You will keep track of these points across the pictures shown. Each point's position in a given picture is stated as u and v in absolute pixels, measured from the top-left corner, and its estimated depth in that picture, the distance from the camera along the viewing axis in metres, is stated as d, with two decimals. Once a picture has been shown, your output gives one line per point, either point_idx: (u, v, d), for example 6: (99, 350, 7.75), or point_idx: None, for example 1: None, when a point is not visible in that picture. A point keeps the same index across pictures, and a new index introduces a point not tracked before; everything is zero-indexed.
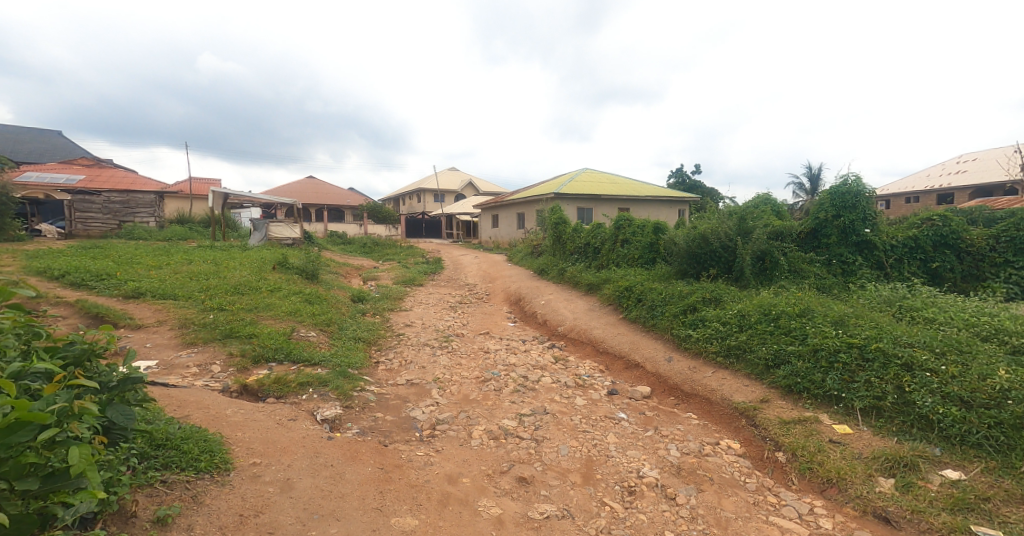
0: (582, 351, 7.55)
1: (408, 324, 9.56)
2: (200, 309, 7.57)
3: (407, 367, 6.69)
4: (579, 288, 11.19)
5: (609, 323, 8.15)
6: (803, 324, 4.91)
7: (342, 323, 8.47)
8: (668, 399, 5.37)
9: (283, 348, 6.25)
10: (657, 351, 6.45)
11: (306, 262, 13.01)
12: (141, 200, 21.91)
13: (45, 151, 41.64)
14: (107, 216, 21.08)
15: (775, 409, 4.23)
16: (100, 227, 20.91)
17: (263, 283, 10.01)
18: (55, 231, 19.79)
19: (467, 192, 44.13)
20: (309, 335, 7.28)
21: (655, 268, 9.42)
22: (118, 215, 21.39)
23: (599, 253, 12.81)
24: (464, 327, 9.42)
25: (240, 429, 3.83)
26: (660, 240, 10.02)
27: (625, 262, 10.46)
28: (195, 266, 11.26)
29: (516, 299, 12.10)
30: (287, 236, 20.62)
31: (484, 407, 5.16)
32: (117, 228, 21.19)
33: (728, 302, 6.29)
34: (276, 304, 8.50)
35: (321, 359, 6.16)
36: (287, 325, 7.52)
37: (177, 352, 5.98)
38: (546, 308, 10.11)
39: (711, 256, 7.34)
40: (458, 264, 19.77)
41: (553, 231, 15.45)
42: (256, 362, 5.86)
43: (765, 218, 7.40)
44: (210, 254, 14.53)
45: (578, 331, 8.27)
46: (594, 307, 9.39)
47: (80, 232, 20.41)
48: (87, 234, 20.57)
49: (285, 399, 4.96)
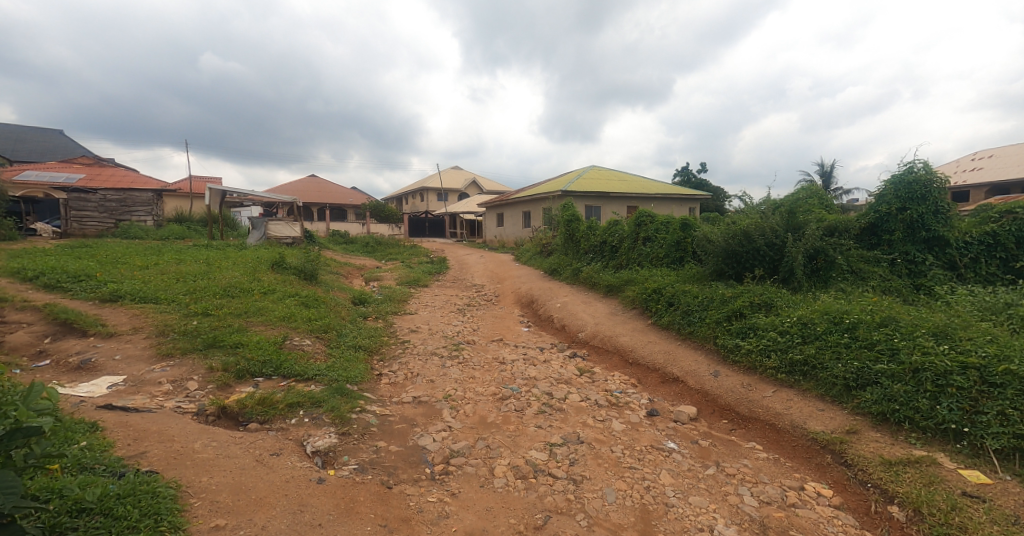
0: (609, 362, 6.77)
1: (414, 329, 8.76)
2: (183, 314, 6.79)
3: (414, 382, 5.91)
4: (597, 290, 10.39)
5: (636, 331, 7.36)
6: (890, 336, 4.10)
7: (341, 330, 7.70)
8: (721, 423, 4.58)
9: (272, 359, 5.48)
10: (699, 364, 5.65)
11: (304, 261, 12.26)
12: (139, 197, 21.18)
13: (45, 149, 41.17)
14: (103, 214, 20.45)
15: (870, 443, 3.43)
16: (95, 226, 20.25)
17: (256, 284, 9.23)
18: (49, 229, 19.15)
19: (471, 191, 43.42)
20: (304, 344, 6.50)
21: (684, 268, 8.62)
22: (114, 213, 20.73)
23: (616, 252, 11.99)
24: (475, 333, 8.64)
25: (207, 472, 3.05)
26: (688, 237, 9.19)
27: (647, 263, 9.65)
28: (184, 267, 10.51)
29: (528, 302, 11.31)
30: (287, 236, 19.90)
31: (506, 434, 4.38)
32: (113, 227, 20.50)
33: (781, 308, 5.49)
34: (268, 309, 7.72)
35: (316, 373, 5.38)
36: (279, 332, 6.75)
37: (150, 365, 5.21)
38: (563, 312, 9.31)
39: (754, 255, 6.55)
40: (464, 263, 18.97)
41: (565, 229, 14.62)
42: (241, 377, 5.09)
43: (816, 212, 6.58)
44: (205, 254, 13.80)
45: (602, 338, 7.48)
46: (618, 311, 8.58)
47: (75, 231, 19.77)
48: (82, 234, 19.91)
49: (270, 425, 4.18)
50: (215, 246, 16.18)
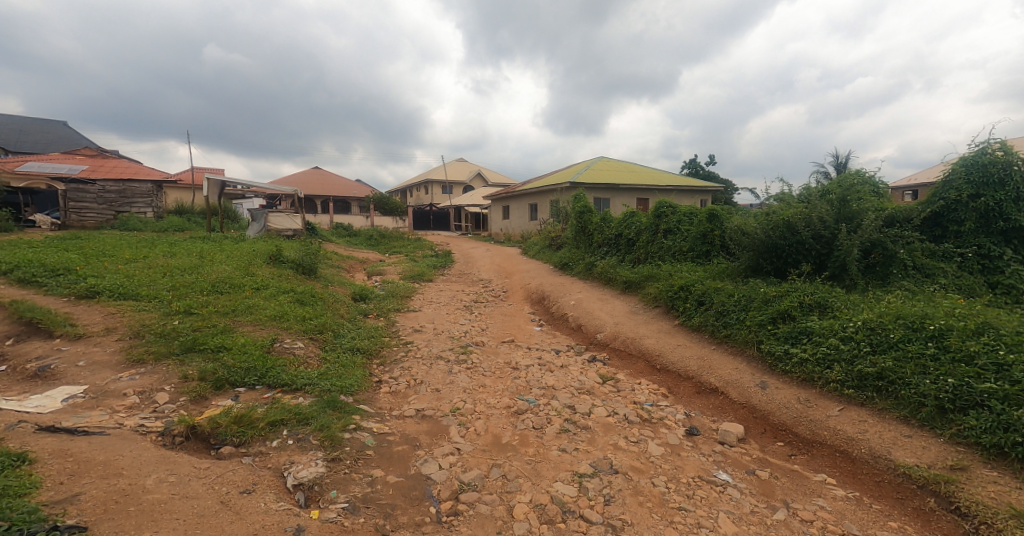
0: (633, 369, 6.12)
1: (418, 329, 8.10)
2: (164, 314, 6.15)
3: (417, 392, 5.26)
4: (614, 287, 9.68)
5: (662, 333, 6.68)
6: (993, 348, 3.45)
7: (339, 331, 7.05)
8: (777, 447, 3.90)
9: (257, 366, 4.84)
10: (740, 373, 4.97)
11: (302, 255, 11.63)
12: (139, 188, 20.62)
13: (48, 140, 40.78)
14: (102, 206, 19.94)
15: (987, 486, 2.80)
16: (94, 217, 19.74)
17: (249, 279, 8.59)
18: (47, 222, 18.67)
19: (476, 183, 42.69)
20: (296, 347, 5.87)
21: (711, 263, 7.93)
22: (113, 204, 20.21)
23: (632, 246, 11.26)
24: (484, 333, 7.99)
25: (151, 524, 2.40)
26: (716, 229, 8.44)
27: (669, 257, 8.92)
28: (175, 260, 9.89)
29: (539, 298, 10.62)
30: (286, 229, 19.18)
31: (525, 460, 3.72)
32: (112, 219, 19.97)
33: (838, 309, 4.80)
34: (259, 307, 7.07)
35: (306, 383, 4.75)
36: (268, 333, 6.10)
37: (117, 372, 4.56)
38: (579, 310, 8.62)
39: (799, 249, 5.85)
40: (470, 257, 18.28)
41: (577, 221, 13.86)
42: (219, 388, 4.43)
43: (875, 197, 5.83)
44: (200, 246, 13.19)
45: (624, 341, 6.81)
46: (639, 311, 7.89)
47: (73, 223, 19.27)
48: (81, 225, 19.40)
49: (246, 450, 3.53)
50: (214, 238, 15.58)
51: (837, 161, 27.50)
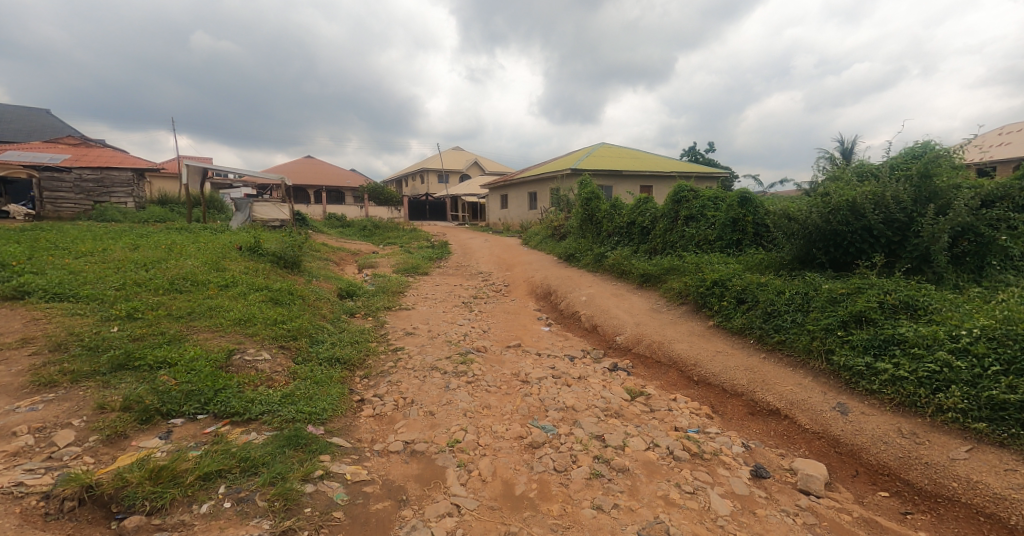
0: (665, 381, 5.16)
1: (410, 332, 7.11)
2: (101, 319, 5.09)
3: (407, 417, 4.28)
4: (630, 281, 8.73)
5: (694, 337, 5.70)
6: None
7: (317, 337, 6.04)
8: (883, 499, 2.94)
9: (201, 389, 3.80)
10: (805, 391, 3.96)
11: (283, 247, 10.58)
12: (117, 176, 19.37)
13: (29, 128, 39.20)
14: (80, 196, 18.64)
15: None
16: (71, 208, 18.51)
17: (217, 276, 7.55)
18: (21, 214, 17.50)
19: (472, 172, 41.60)
20: (261, 359, 4.83)
21: (744, 254, 6.98)
22: (92, 194, 18.90)
23: (647, 235, 10.30)
24: (485, 335, 7.03)
25: None
26: (748, 214, 7.46)
27: (693, 248, 7.97)
28: (138, 254, 8.80)
29: (545, 294, 9.66)
30: (273, 220, 18.08)
31: (549, 526, 2.76)
32: (90, 210, 18.72)
33: (934, 311, 3.83)
34: (223, 308, 6.04)
35: (263, 410, 3.73)
36: (227, 342, 5.08)
37: (14, 401, 3.50)
38: (593, 308, 7.65)
39: (866, 237, 4.87)
40: (468, 248, 17.25)
41: (583, 209, 12.84)
42: (147, 420, 3.38)
43: (960, 171, 4.88)
44: (173, 238, 12.07)
45: (651, 346, 5.87)
46: (662, 310, 6.96)
47: (49, 214, 17.95)
48: (57, 216, 18.14)
49: (163, 523, 2.52)
50: (192, 230, 14.45)
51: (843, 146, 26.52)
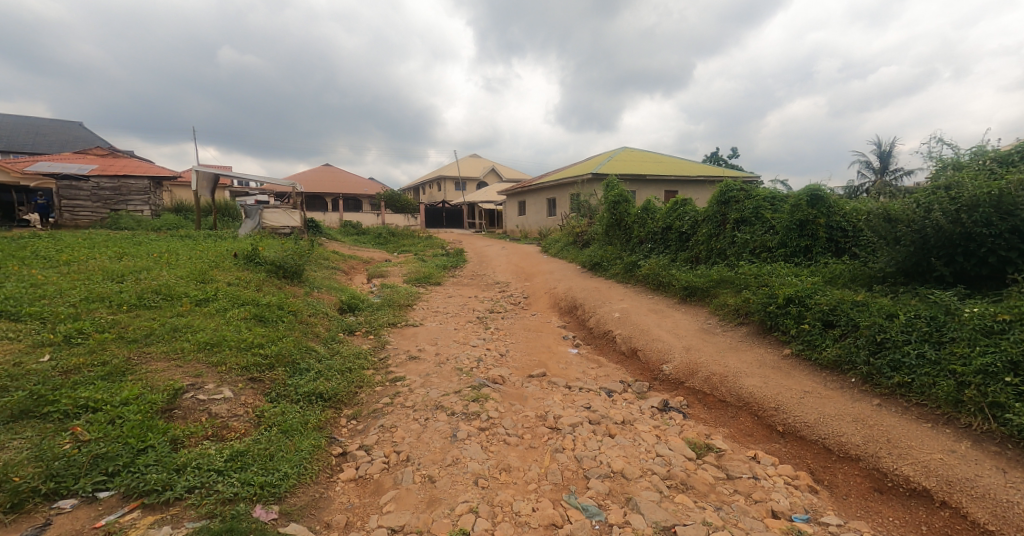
0: (736, 430, 3.95)
1: (414, 356, 6.04)
2: (31, 346, 4.10)
3: (397, 485, 3.19)
4: (670, 295, 7.56)
5: (767, 371, 4.47)
6: None
7: (301, 364, 4.99)
8: None
9: (114, 452, 2.74)
10: (967, 465, 2.76)
11: (283, 255, 9.65)
12: (134, 184, 18.59)
13: (56, 138, 39.85)
14: (97, 204, 18.09)
15: None
16: (87, 216, 18.03)
17: (198, 289, 6.59)
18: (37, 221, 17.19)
19: (490, 179, 40.80)
20: (219, 398, 3.78)
21: (816, 264, 5.77)
22: (109, 202, 18.26)
23: (685, 242, 9.10)
24: (503, 360, 5.93)
25: None
26: (821, 216, 6.12)
27: (748, 256, 6.78)
28: (119, 263, 7.93)
29: (570, 308, 8.53)
30: (283, 227, 17.33)
31: None
32: (106, 218, 18.11)
33: None
34: (191, 329, 5.04)
35: (193, 484, 2.66)
36: (181, 374, 4.05)
37: None
38: (630, 328, 6.47)
39: (1018, 241, 3.72)
40: (485, 256, 16.21)
41: (610, 213, 11.69)
42: (16, 508, 2.34)
43: None
44: (172, 246, 11.30)
45: (709, 381, 4.68)
46: (716, 331, 5.77)
47: (67, 223, 17.55)
48: (74, 225, 17.67)
49: None
50: (197, 237, 13.63)
51: (879, 149, 25.00)
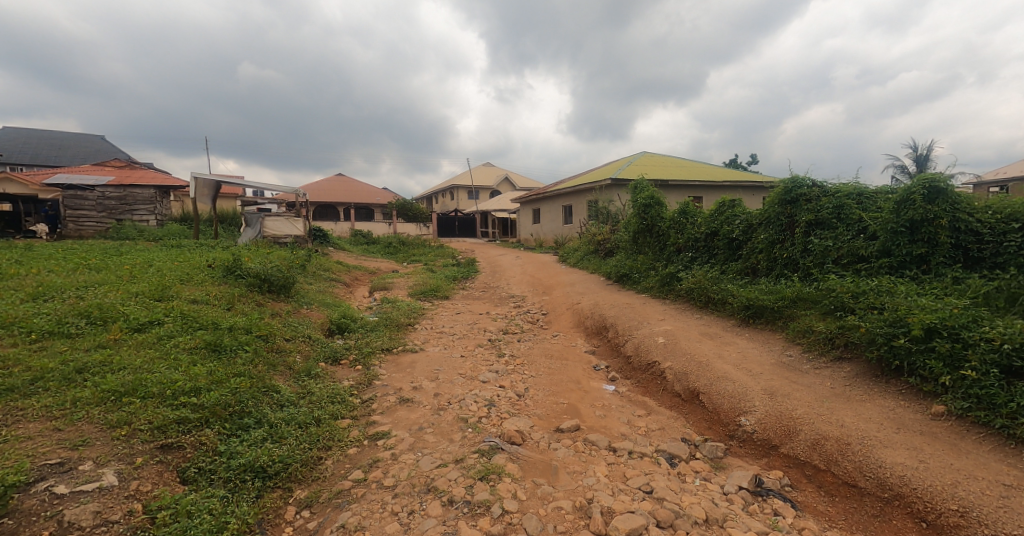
0: None
1: (406, 397, 4.66)
2: None
3: None
4: (726, 314, 6.10)
5: (915, 439, 3.00)
6: None
7: (247, 417, 3.65)
8: None
9: None
10: None
11: (268, 266, 8.35)
12: (140, 193, 17.14)
13: (72, 150, 39.65)
14: (102, 214, 16.73)
15: None
16: (93, 226, 16.63)
17: (145, 311, 5.29)
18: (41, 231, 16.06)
19: (503, 187, 39.62)
20: (88, 492, 2.50)
21: (941, 280, 4.32)
22: (114, 211, 16.85)
23: (735, 250, 7.65)
24: (520, 404, 4.52)
25: None
26: (945, 214, 4.65)
27: (834, 268, 5.33)
28: (69, 278, 6.67)
29: (599, 329, 7.09)
30: (285, 236, 16.21)
31: None
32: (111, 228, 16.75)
33: None
34: (101, 371, 3.71)
35: None
36: (47, 447, 2.73)
37: None
38: (682, 359, 5.01)
39: None
40: (498, 266, 14.86)
41: (639, 219, 10.24)
42: None
43: None
44: (153, 257, 10.09)
45: (821, 449, 3.19)
46: (804, 367, 4.30)
47: (71, 234, 16.18)
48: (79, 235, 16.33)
49: None
50: (188, 247, 12.45)
51: (917, 153, 23.31)
